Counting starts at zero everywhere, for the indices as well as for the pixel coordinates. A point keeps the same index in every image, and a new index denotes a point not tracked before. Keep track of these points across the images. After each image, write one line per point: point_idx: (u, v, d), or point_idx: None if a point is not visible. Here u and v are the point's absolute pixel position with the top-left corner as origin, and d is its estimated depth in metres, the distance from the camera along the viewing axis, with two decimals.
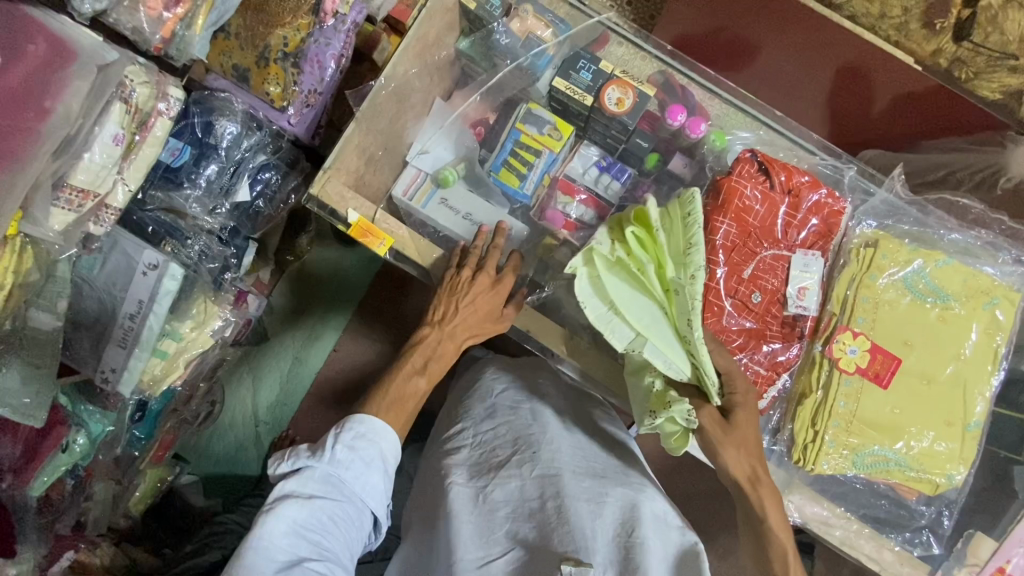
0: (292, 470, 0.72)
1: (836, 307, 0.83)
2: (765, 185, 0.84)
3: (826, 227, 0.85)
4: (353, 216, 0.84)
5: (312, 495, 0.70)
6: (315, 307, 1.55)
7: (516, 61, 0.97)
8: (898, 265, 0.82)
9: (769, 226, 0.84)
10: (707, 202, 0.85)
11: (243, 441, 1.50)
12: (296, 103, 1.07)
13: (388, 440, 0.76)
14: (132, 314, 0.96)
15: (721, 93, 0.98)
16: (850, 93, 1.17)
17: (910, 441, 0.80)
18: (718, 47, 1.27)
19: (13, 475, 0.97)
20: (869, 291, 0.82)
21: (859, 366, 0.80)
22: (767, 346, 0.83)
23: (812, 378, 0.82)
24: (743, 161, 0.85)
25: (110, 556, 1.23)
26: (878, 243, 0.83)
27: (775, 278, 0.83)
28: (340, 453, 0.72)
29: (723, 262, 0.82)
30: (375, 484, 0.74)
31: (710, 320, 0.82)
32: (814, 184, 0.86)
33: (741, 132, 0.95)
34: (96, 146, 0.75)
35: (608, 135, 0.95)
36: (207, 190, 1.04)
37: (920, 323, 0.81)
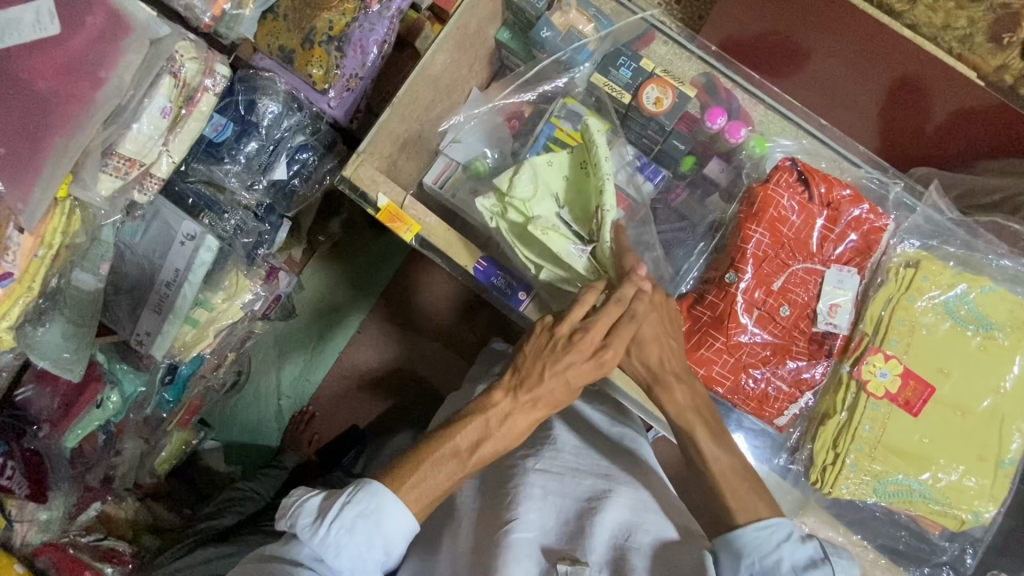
0: (291, 530, 0.69)
1: (869, 327, 0.79)
2: (804, 196, 0.82)
3: (866, 244, 0.82)
4: (382, 201, 0.85)
5: (297, 564, 0.67)
6: (342, 287, 1.57)
7: (553, 56, 0.95)
8: (940, 289, 0.78)
9: (806, 237, 0.81)
10: (741, 209, 0.83)
11: (265, 414, 1.56)
12: (337, 86, 1.09)
13: (399, 525, 0.68)
14: (168, 282, 0.99)
15: (765, 98, 0.95)
16: (906, 106, 1.13)
17: (937, 474, 0.76)
18: (765, 50, 1.24)
19: (50, 426, 1.07)
20: (906, 313, 0.78)
21: (889, 391, 0.77)
22: (792, 362, 0.81)
23: (837, 398, 0.80)
24: (782, 169, 0.82)
25: (133, 510, 1.32)
26: (919, 264, 0.80)
27: (806, 293, 0.81)
28: (334, 530, 0.66)
29: (753, 273, 0.80)
30: (369, 566, 0.68)
31: (733, 330, 0.80)
32: (856, 199, 0.82)
33: (782, 140, 0.92)
34: (145, 117, 0.78)
35: (643, 136, 0.93)
36: (246, 166, 1.07)
37: (958, 351, 0.77)
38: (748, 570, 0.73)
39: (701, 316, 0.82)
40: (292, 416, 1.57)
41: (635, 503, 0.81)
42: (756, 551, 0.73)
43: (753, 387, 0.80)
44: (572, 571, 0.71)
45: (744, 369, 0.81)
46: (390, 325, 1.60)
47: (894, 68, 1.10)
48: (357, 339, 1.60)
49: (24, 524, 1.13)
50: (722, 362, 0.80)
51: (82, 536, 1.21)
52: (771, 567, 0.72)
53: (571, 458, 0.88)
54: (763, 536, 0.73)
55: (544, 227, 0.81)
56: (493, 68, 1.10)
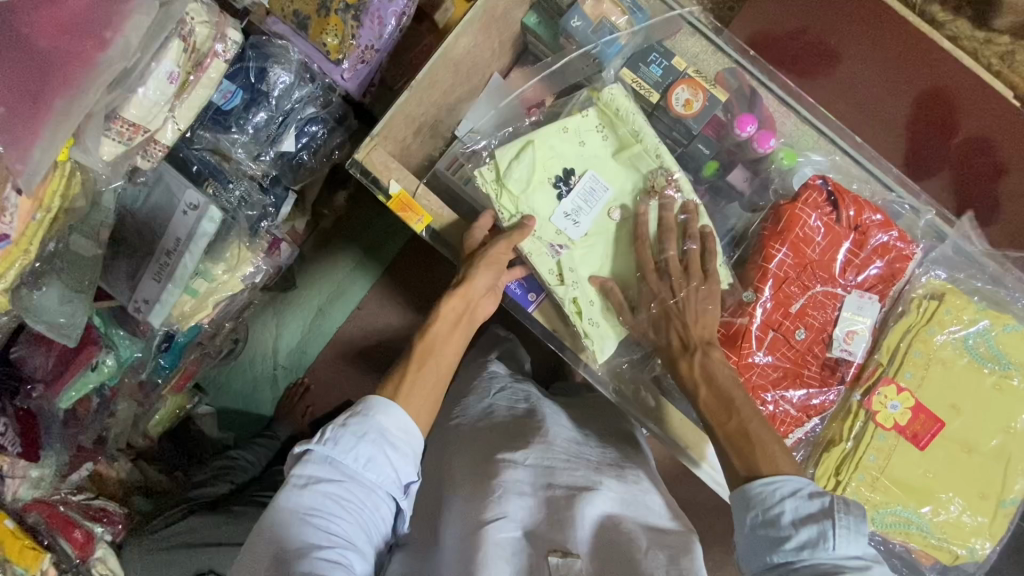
0: (298, 452, 0.74)
1: (885, 357, 0.80)
2: (831, 217, 0.82)
3: (890, 272, 0.82)
4: (394, 188, 0.82)
5: (309, 478, 0.72)
6: (345, 262, 1.56)
7: (584, 48, 0.90)
8: (961, 324, 0.79)
9: (829, 261, 0.81)
10: (765, 226, 0.83)
11: (260, 383, 1.57)
12: (351, 57, 1.06)
13: (388, 415, 0.74)
14: (170, 250, 0.96)
15: (799, 110, 0.92)
16: (932, 119, 1.29)
17: (937, 509, 0.77)
18: (800, 48, 1.35)
19: (45, 386, 1.06)
20: (923, 345, 0.79)
21: (898, 423, 0.77)
22: (801, 389, 0.81)
23: (846, 426, 0.80)
24: (812, 187, 0.82)
25: (126, 471, 1.34)
26: (943, 297, 0.80)
27: (823, 315, 0.82)
28: (332, 432, 0.73)
29: (772, 293, 0.81)
30: (380, 465, 0.73)
31: (743, 350, 0.81)
32: (886, 224, 0.82)
33: (813, 155, 0.90)
34: (151, 81, 0.74)
35: (667, 136, 0.89)
36: (253, 137, 1.03)
37: (974, 387, 0.78)
38: (751, 522, 0.66)
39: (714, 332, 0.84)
40: (287, 388, 1.57)
41: (622, 496, 0.84)
42: (759, 505, 0.66)
43: (762, 410, 0.80)
44: (562, 564, 0.71)
45: (753, 390, 0.81)
46: (392, 305, 1.58)
47: (931, 79, 1.25)
48: (357, 315, 1.59)
49: (15, 480, 1.15)
50: None
51: (72, 495, 1.24)
52: (773, 520, 0.64)
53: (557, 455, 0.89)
54: (766, 490, 0.66)
55: (535, 209, 0.84)
56: (517, 52, 1.06)
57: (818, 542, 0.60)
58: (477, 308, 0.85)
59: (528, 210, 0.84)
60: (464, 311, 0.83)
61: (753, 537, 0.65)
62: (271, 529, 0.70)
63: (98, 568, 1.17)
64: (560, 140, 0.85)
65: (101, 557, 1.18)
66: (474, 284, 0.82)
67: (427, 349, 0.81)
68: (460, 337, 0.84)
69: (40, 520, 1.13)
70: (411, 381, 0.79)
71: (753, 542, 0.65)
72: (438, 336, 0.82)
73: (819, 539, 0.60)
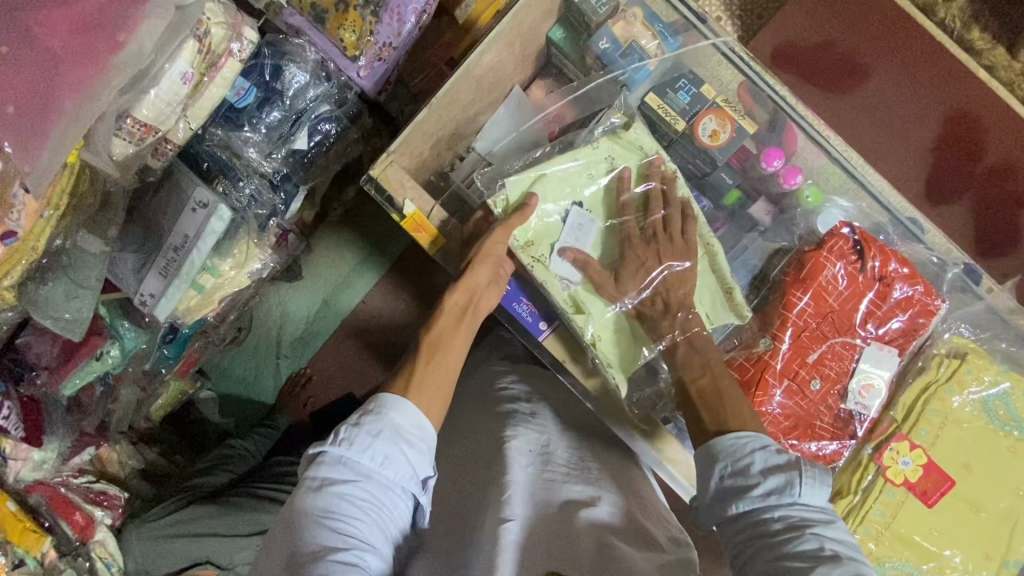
0: (311, 456, 0.74)
1: (899, 413, 0.84)
2: (855, 267, 0.86)
3: (912, 326, 0.86)
4: (409, 208, 0.81)
5: (323, 480, 0.72)
6: (353, 256, 1.54)
7: (611, 73, 0.91)
8: (981, 385, 0.83)
9: (847, 313, 0.85)
10: (790, 272, 0.87)
11: (262, 370, 1.55)
12: (368, 54, 1.03)
13: (402, 412, 0.75)
14: (177, 246, 0.94)
15: (829, 147, 0.94)
16: (960, 139, 1.28)
17: (940, 566, 0.81)
18: (825, 63, 1.30)
19: (48, 373, 1.05)
20: (940, 405, 0.83)
21: (908, 479, 0.82)
22: (815, 442, 0.84)
23: (856, 479, 0.83)
24: (838, 236, 0.85)
25: (127, 454, 1.37)
26: (965, 356, 0.84)
27: (839, 366, 0.85)
28: (346, 432, 0.73)
29: (790, 344, 0.84)
30: (395, 463, 0.73)
31: (759, 397, 0.83)
32: (911, 277, 0.86)
33: (841, 199, 0.92)
34: (164, 82, 0.73)
35: (691, 162, 0.90)
36: (266, 136, 1.02)
37: (985, 448, 0.82)
38: (721, 474, 0.72)
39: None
40: (289, 376, 1.57)
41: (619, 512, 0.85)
42: (730, 456, 0.72)
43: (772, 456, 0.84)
44: None
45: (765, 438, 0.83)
46: (398, 301, 1.58)
47: (950, 104, 1.27)
48: (363, 309, 1.58)
49: (18, 462, 1.13)
50: None
51: (74, 477, 1.25)
52: (741, 470, 0.71)
53: (556, 470, 0.90)
54: (737, 443, 0.72)
55: (547, 243, 0.84)
56: (539, 65, 1.04)
57: (786, 489, 0.68)
58: (482, 300, 0.83)
59: (539, 243, 0.84)
60: (468, 304, 0.82)
61: (722, 487, 0.72)
62: (289, 530, 0.70)
63: (98, 551, 1.22)
64: (572, 171, 0.84)
65: (101, 540, 1.22)
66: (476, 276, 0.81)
67: (434, 343, 0.82)
68: (464, 337, 0.83)
69: (42, 502, 1.18)
70: (422, 375, 0.79)
71: (721, 490, 0.72)
72: (443, 332, 0.82)
73: (787, 487, 0.68)
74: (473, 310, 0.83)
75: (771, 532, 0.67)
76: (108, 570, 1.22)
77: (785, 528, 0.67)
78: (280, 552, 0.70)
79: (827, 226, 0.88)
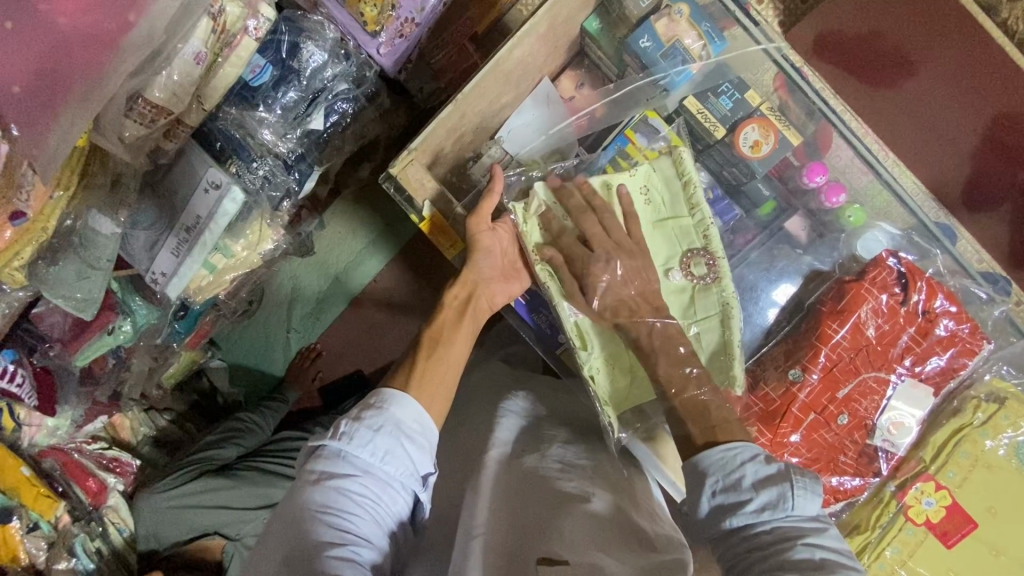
0: (309, 451, 0.72)
1: (929, 455, 0.84)
2: (897, 299, 0.86)
3: (950, 367, 0.86)
4: (427, 210, 0.83)
5: (320, 474, 0.69)
6: (367, 234, 1.51)
7: (653, 75, 0.93)
8: (1016, 429, 0.82)
9: (883, 347, 0.85)
10: (829, 302, 0.87)
11: (273, 342, 1.55)
12: (388, 30, 1.00)
13: (403, 406, 0.72)
14: (189, 227, 0.91)
15: (878, 168, 0.94)
16: (1001, 146, 1.20)
17: None
18: (871, 54, 1.22)
19: (61, 345, 1.03)
20: (972, 447, 0.83)
21: (929, 520, 0.82)
22: (836, 477, 0.85)
23: (875, 516, 0.84)
24: (881, 267, 0.87)
25: (139, 421, 1.38)
26: (1003, 402, 0.84)
27: (868, 405, 0.85)
28: (346, 426, 0.71)
29: (820, 376, 0.84)
30: (395, 458, 0.70)
31: (783, 429, 0.83)
32: (957, 316, 0.86)
33: (886, 225, 0.93)
34: (177, 63, 0.70)
35: (725, 168, 0.94)
36: (282, 118, 0.99)
37: (1016, 496, 0.81)
38: (711, 487, 0.69)
39: (752, 406, 0.85)
40: (298, 351, 1.56)
41: (616, 505, 0.78)
42: (720, 470, 0.69)
43: None
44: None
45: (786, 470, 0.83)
46: (411, 282, 1.56)
47: (999, 104, 1.18)
48: (374, 289, 1.56)
49: (31, 428, 1.15)
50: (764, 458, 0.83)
51: (87, 444, 1.28)
52: (733, 484, 0.68)
53: None
54: (726, 456, 0.70)
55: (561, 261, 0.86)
56: (572, 53, 1.03)
57: (778, 503, 0.64)
58: (484, 293, 0.85)
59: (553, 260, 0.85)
60: (469, 298, 0.84)
61: (714, 504, 0.69)
62: (289, 525, 0.67)
63: (110, 516, 1.26)
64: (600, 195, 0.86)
65: (113, 506, 1.27)
66: (478, 266, 0.83)
67: (437, 334, 0.81)
68: (467, 330, 0.83)
69: (56, 467, 1.21)
70: (423, 367, 0.77)
71: (714, 508, 0.68)
72: (445, 323, 0.82)
73: (779, 501, 0.65)
74: (474, 304, 0.84)
75: (764, 549, 0.64)
76: (120, 536, 1.26)
77: (776, 542, 0.63)
78: (280, 547, 0.67)
79: (872, 256, 0.90)
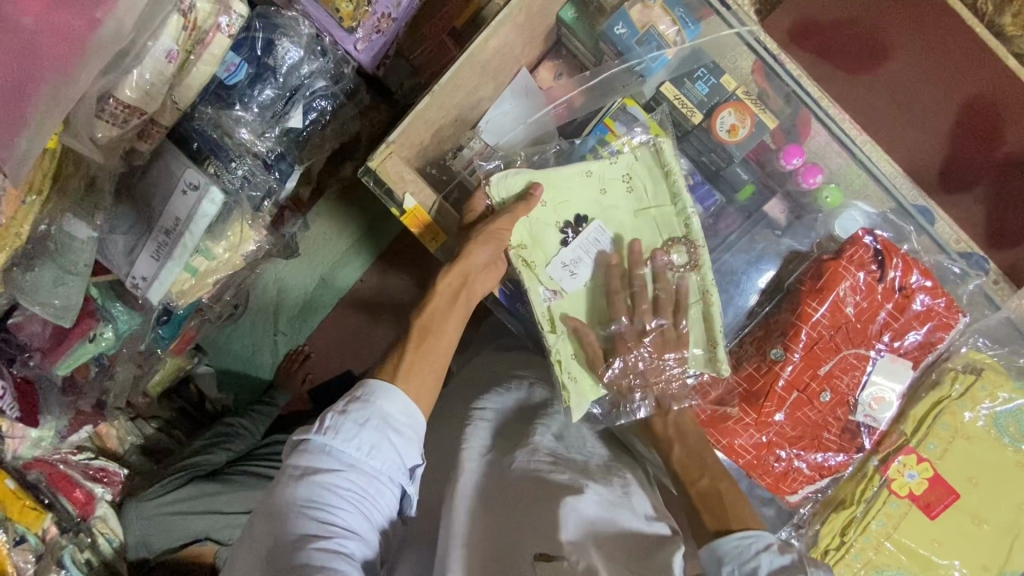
0: (295, 444, 0.71)
1: (910, 428, 0.86)
2: (874, 275, 0.87)
3: (928, 341, 0.88)
4: (409, 202, 0.83)
5: (305, 467, 0.69)
6: (351, 233, 1.50)
7: (629, 62, 0.93)
8: (993, 399, 0.84)
9: (862, 324, 0.87)
10: (809, 280, 0.87)
11: (260, 346, 1.53)
12: (365, 26, 1.02)
13: (391, 400, 0.71)
14: (168, 230, 0.90)
15: (853, 149, 0.96)
16: (976, 131, 1.22)
17: None
18: (843, 42, 1.24)
19: (41, 355, 1.02)
20: (951, 419, 0.84)
21: (912, 492, 0.83)
22: (820, 452, 0.87)
23: (860, 489, 0.86)
24: (858, 244, 0.87)
25: (126, 430, 1.36)
26: (980, 372, 0.86)
27: (848, 382, 0.86)
28: (331, 420, 0.69)
29: (801, 355, 0.86)
30: (380, 451, 0.69)
31: (767, 407, 0.86)
32: (932, 290, 0.87)
33: (862, 204, 0.95)
34: (148, 62, 0.69)
35: (703, 154, 0.95)
36: (260, 116, 0.98)
37: (996, 463, 0.83)
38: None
39: (736, 387, 0.89)
40: (286, 353, 1.54)
41: (610, 500, 0.77)
42: (736, 559, 0.67)
43: (773, 466, 0.87)
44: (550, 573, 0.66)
45: (768, 448, 0.86)
46: (398, 280, 1.55)
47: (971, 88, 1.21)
48: (360, 288, 1.55)
49: (13, 440, 1.13)
50: (748, 436, 0.86)
51: (73, 454, 1.25)
52: (750, 573, 0.65)
53: None
54: (742, 544, 0.67)
55: (541, 250, 0.87)
56: (549, 43, 1.03)
57: None
58: (483, 284, 0.82)
59: (532, 248, 0.86)
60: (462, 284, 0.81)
61: None
62: (275, 514, 0.67)
63: (99, 526, 1.24)
64: (580, 184, 0.87)
65: (102, 516, 1.24)
66: (476, 259, 0.80)
67: (425, 326, 0.79)
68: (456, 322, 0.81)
69: (42, 479, 1.18)
70: (410, 361, 0.75)
71: None
72: (435, 314, 0.80)
73: None
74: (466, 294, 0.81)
75: None
76: (109, 546, 1.24)
77: None
78: (265, 535, 0.67)
79: (848, 233, 0.90)
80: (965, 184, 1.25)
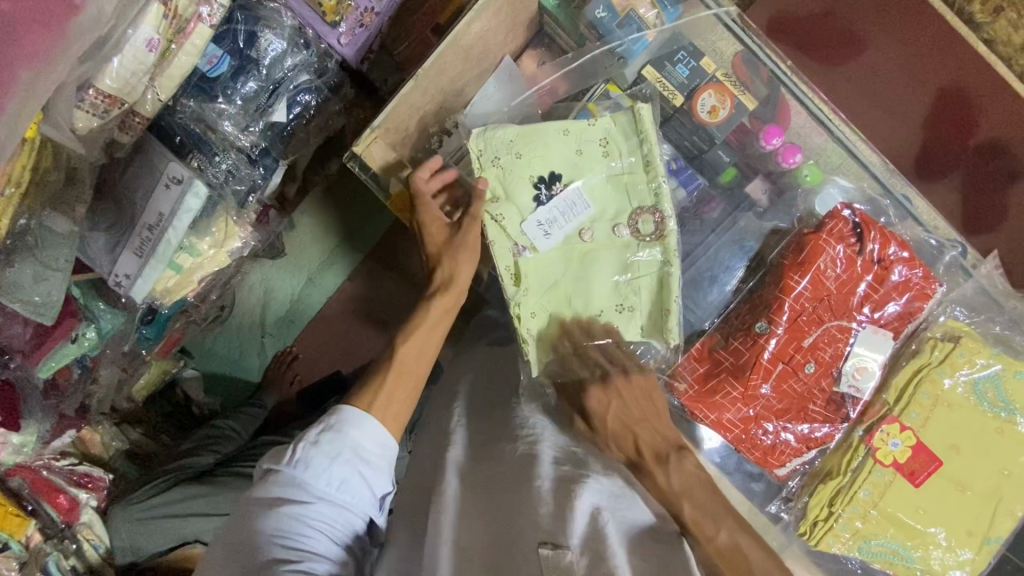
0: (263, 473, 0.72)
1: (892, 396, 0.87)
2: (853, 248, 0.88)
3: (907, 310, 0.90)
4: (394, 186, 0.85)
5: (275, 496, 0.70)
6: (337, 229, 1.50)
7: (609, 44, 0.94)
8: (971, 367, 0.86)
9: (843, 296, 0.88)
10: (790, 253, 0.89)
11: (247, 347, 1.52)
12: (348, 20, 1.03)
13: (361, 429, 0.74)
14: (151, 226, 0.88)
15: (832, 129, 0.98)
16: (949, 119, 1.26)
17: (929, 544, 0.85)
18: (822, 35, 1.26)
19: (22, 356, 0.97)
20: (932, 387, 0.86)
21: (897, 460, 0.85)
22: (806, 423, 0.89)
23: (846, 459, 0.87)
24: (837, 218, 0.88)
25: (111, 435, 1.32)
26: (958, 340, 0.87)
27: (832, 352, 0.88)
28: (303, 450, 0.71)
29: (786, 327, 0.87)
30: (350, 482, 0.72)
31: (755, 379, 0.87)
32: (909, 261, 0.89)
33: (840, 180, 0.97)
34: (128, 50, 0.69)
35: (686, 139, 0.96)
36: (242, 108, 0.97)
37: (976, 429, 0.86)
38: None
39: (724, 360, 0.89)
40: (274, 355, 1.54)
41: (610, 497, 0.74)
42: None
43: (762, 440, 0.88)
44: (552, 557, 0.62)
45: (755, 421, 0.88)
46: (386, 275, 1.54)
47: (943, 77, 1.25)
48: (348, 284, 1.54)
49: None
50: (736, 412, 0.87)
51: (55, 460, 1.23)
52: None
53: None
54: None
55: (513, 206, 0.85)
56: (532, 33, 1.05)
57: None
58: None
59: (504, 202, 0.85)
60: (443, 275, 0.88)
61: None
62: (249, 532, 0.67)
63: (85, 533, 1.22)
64: (556, 141, 0.86)
65: (87, 522, 1.22)
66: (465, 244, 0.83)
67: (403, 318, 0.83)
68: None
69: (24, 485, 1.16)
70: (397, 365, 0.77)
71: None
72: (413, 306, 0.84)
73: None
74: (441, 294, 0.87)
75: None
76: (95, 552, 1.22)
77: None
78: (231, 560, 0.68)
79: (827, 209, 0.92)
80: (942, 172, 1.28)
